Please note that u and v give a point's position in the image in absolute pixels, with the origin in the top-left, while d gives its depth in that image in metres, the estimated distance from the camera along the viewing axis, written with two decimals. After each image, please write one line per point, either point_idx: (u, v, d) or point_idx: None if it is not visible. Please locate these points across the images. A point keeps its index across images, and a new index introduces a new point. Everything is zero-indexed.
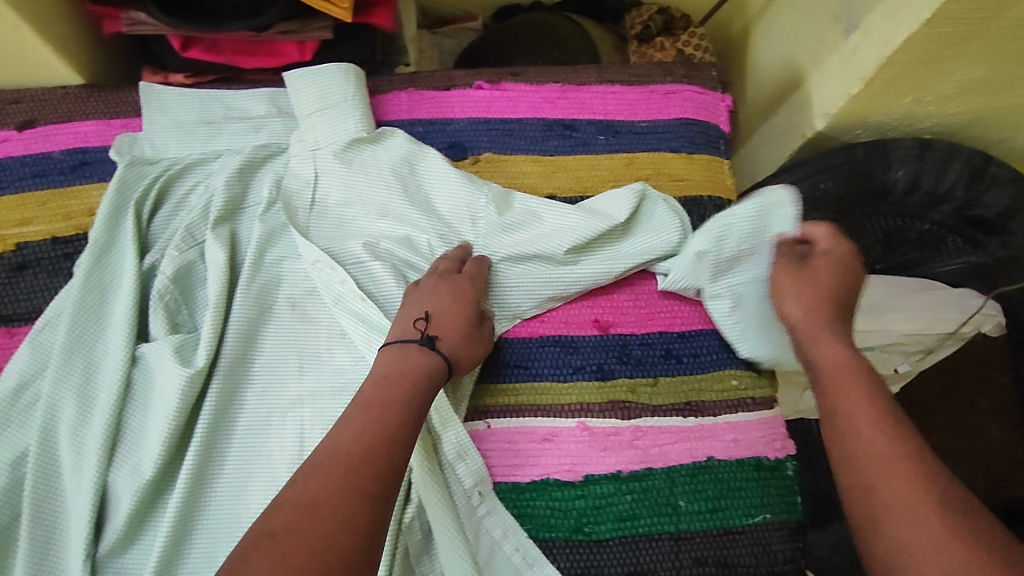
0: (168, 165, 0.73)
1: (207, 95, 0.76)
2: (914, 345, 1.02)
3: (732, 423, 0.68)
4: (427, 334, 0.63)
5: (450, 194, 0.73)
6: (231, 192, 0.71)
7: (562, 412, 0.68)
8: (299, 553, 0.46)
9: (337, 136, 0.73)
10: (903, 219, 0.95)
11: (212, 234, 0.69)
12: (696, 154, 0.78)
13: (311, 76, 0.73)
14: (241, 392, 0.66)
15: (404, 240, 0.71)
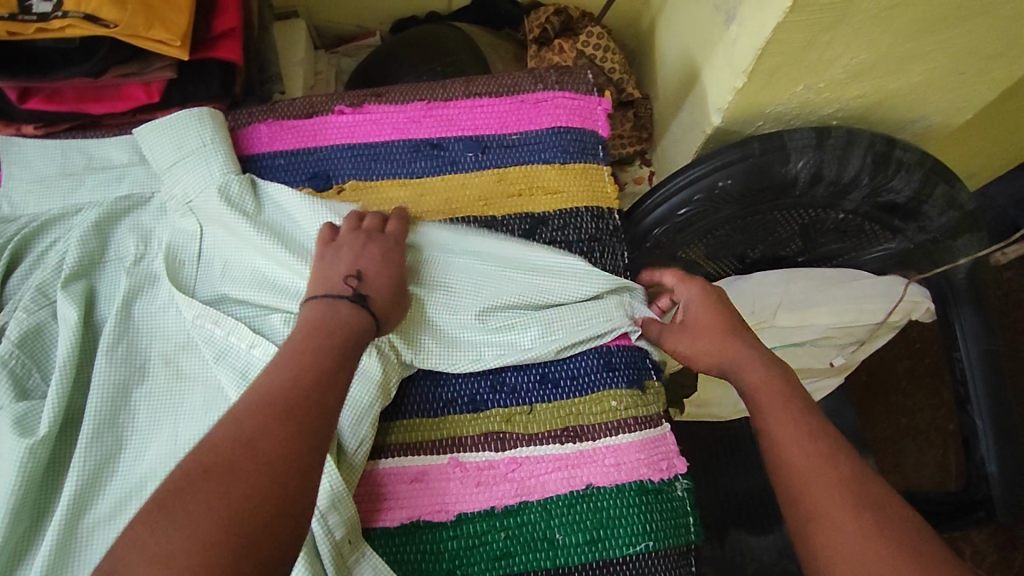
0: (26, 222, 0.69)
1: (70, 146, 0.72)
2: (846, 339, 0.98)
3: (613, 447, 0.65)
4: (360, 291, 0.60)
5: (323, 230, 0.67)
6: (86, 250, 0.67)
7: (433, 449, 0.64)
8: (241, 491, 0.44)
9: (201, 184, 0.69)
10: (815, 211, 0.91)
11: (63, 293, 0.65)
12: (571, 164, 0.75)
13: (165, 126, 0.70)
14: (113, 457, 0.61)
15: (267, 282, 0.66)
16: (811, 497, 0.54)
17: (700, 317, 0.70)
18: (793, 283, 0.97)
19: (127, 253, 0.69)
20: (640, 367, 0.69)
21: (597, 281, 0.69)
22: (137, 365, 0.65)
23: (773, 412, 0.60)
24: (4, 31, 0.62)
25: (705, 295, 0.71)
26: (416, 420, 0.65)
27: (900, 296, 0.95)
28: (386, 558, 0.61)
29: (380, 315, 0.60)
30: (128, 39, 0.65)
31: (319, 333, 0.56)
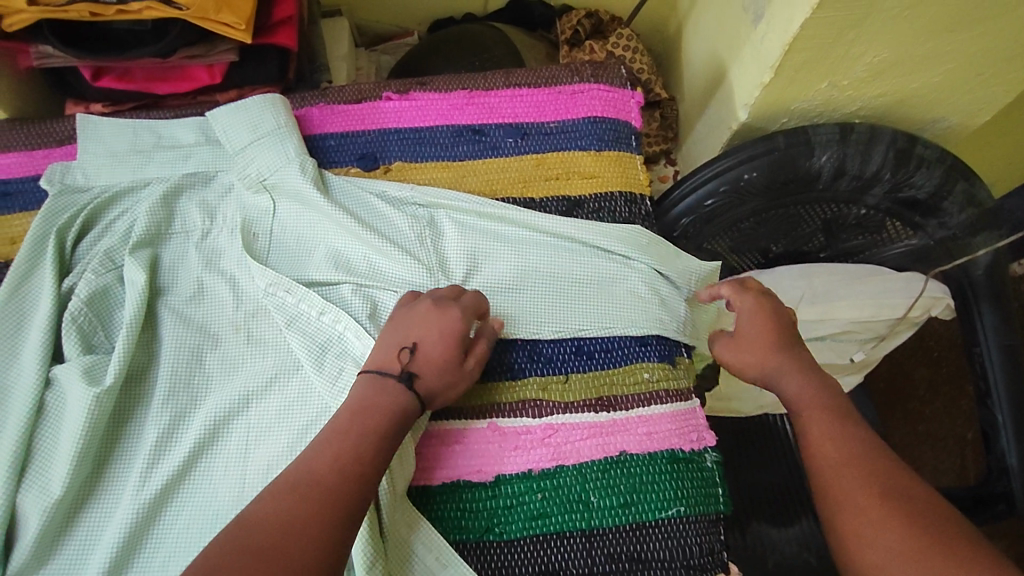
0: (99, 191, 0.72)
1: (141, 125, 0.76)
2: (867, 334, 1.01)
3: (645, 416, 0.67)
4: (407, 368, 0.60)
5: (393, 219, 0.73)
6: (154, 220, 0.71)
7: (473, 414, 0.67)
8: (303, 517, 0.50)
9: (278, 164, 0.74)
10: (837, 206, 0.94)
11: (130, 258, 0.69)
12: (605, 151, 0.79)
13: (236, 111, 0.75)
14: (186, 414, 0.65)
15: (328, 260, 0.71)
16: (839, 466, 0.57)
17: (750, 330, 0.68)
18: (814, 277, 1.00)
19: (191, 227, 0.73)
20: (671, 345, 0.72)
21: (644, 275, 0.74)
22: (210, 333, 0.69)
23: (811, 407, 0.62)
24: (86, 12, 0.67)
25: (759, 310, 0.69)
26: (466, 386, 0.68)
27: (920, 291, 0.97)
28: (431, 515, 0.64)
29: (425, 391, 0.60)
30: (197, 21, 0.69)
31: (366, 411, 0.57)
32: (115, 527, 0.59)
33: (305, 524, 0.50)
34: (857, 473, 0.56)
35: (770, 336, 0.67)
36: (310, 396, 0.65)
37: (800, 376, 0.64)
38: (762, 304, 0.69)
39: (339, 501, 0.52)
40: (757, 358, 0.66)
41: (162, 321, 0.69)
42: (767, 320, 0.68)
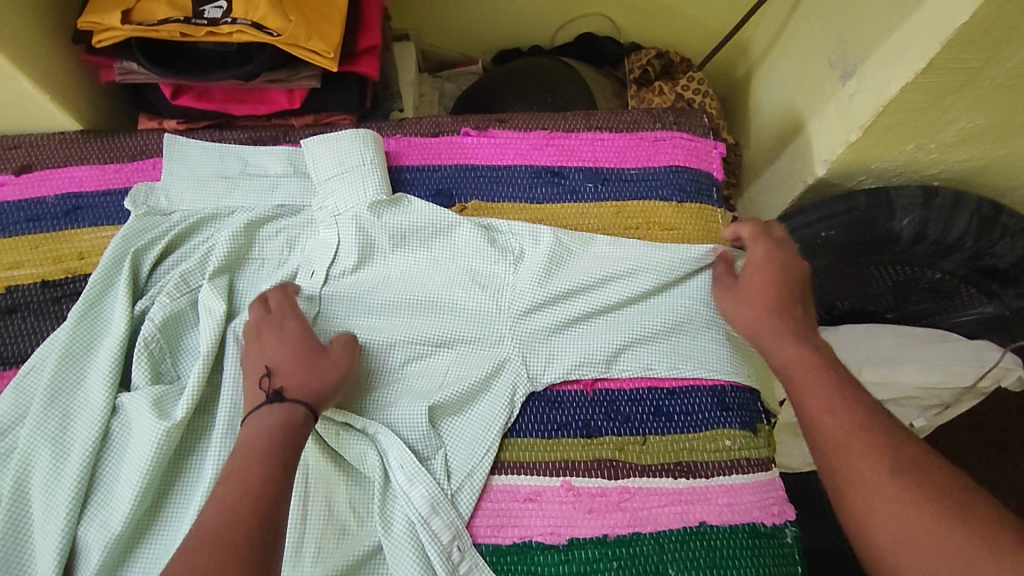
0: (181, 217, 0.72)
1: (227, 150, 0.76)
2: (930, 401, 0.97)
3: (726, 486, 0.64)
4: (273, 388, 0.59)
5: (459, 260, 0.71)
6: (234, 247, 0.70)
7: (547, 470, 0.64)
8: None
9: (358, 199, 0.71)
10: (912, 268, 0.91)
11: (209, 284, 0.67)
12: (688, 202, 0.76)
13: (328, 143, 0.73)
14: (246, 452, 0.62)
15: (387, 300, 0.69)
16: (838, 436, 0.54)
17: (754, 284, 0.66)
18: (881, 339, 0.98)
19: (269, 256, 0.72)
20: (754, 411, 0.69)
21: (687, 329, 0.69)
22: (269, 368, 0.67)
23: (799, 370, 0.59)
24: (176, 33, 0.66)
25: (768, 264, 0.66)
26: (542, 441, 0.65)
27: (994, 362, 0.94)
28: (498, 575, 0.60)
29: (307, 399, 0.58)
30: (285, 46, 0.67)
31: (257, 440, 0.54)
32: None
33: (250, 542, 0.48)
34: (859, 448, 0.52)
35: (777, 291, 0.65)
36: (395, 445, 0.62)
37: (798, 340, 0.62)
38: (763, 256, 0.67)
39: None
40: (762, 321, 0.63)
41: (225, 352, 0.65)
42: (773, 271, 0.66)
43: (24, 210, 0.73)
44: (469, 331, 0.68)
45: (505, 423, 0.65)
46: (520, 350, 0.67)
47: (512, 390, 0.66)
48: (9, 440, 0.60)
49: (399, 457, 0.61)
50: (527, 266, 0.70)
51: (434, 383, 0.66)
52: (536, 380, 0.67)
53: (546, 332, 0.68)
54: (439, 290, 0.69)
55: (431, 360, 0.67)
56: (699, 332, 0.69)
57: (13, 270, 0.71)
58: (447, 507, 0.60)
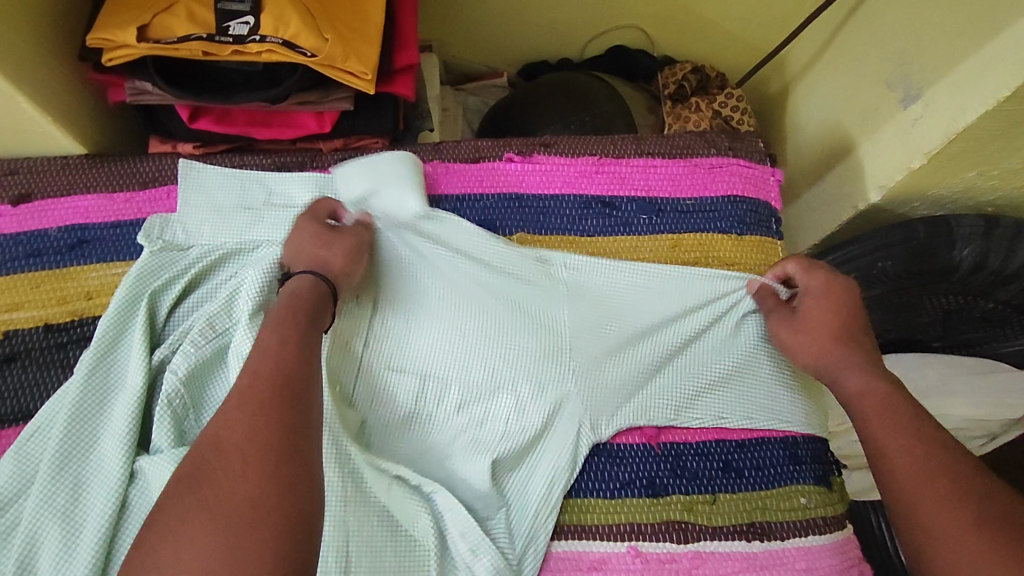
0: (200, 253, 0.65)
1: (247, 177, 0.69)
2: (976, 432, 0.93)
3: (804, 549, 0.60)
4: (290, 272, 0.57)
5: (521, 304, 0.64)
6: (265, 288, 0.62)
7: (612, 534, 0.59)
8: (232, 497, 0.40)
9: (392, 219, 0.65)
10: (965, 297, 0.88)
11: (239, 330, 0.60)
12: (747, 235, 0.72)
13: (364, 159, 0.67)
14: None
15: (438, 341, 0.63)
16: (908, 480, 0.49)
17: (815, 311, 0.62)
18: (926, 368, 0.94)
19: None
20: (825, 462, 0.65)
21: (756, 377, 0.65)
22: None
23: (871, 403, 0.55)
24: (197, 51, 0.60)
25: (828, 290, 0.62)
26: (604, 500, 0.60)
27: None
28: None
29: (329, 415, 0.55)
30: (322, 69, 0.62)
31: (279, 323, 0.50)
32: None
33: (282, 398, 0.45)
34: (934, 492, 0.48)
35: (837, 318, 0.61)
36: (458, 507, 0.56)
37: (863, 368, 0.58)
38: (814, 279, 0.63)
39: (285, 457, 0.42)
40: (826, 353, 0.60)
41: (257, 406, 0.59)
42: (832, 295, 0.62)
43: (22, 244, 0.66)
44: (531, 380, 0.62)
45: (567, 482, 0.60)
46: (583, 401, 0.62)
47: (574, 441, 0.61)
48: (12, 512, 0.53)
49: (460, 524, 0.56)
50: (595, 311, 0.65)
51: (492, 435, 0.61)
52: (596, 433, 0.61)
53: (610, 381, 0.63)
54: (500, 335, 0.63)
55: (487, 406, 0.62)
56: (772, 386, 0.65)
57: (11, 314, 0.63)
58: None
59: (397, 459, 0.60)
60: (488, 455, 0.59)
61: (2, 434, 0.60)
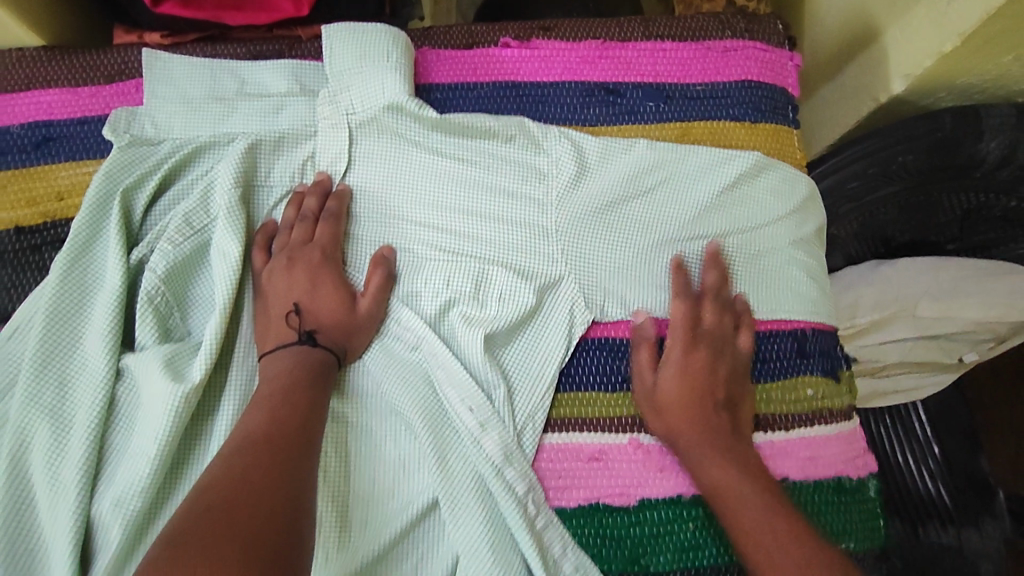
0: (171, 148, 0.61)
1: (221, 68, 0.64)
2: (986, 334, 0.90)
3: (809, 440, 0.58)
4: (304, 329, 0.55)
5: (499, 175, 0.63)
6: (240, 177, 0.59)
7: (613, 427, 0.58)
8: (258, 508, 0.41)
9: (374, 101, 0.62)
10: (986, 196, 0.83)
11: (222, 222, 0.58)
12: (761, 124, 0.68)
13: (352, 32, 0.62)
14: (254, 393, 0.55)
15: (425, 226, 0.61)
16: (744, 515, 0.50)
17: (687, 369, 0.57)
18: (939, 272, 0.90)
19: (283, 186, 0.62)
20: (835, 356, 0.63)
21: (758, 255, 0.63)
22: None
23: (729, 501, 0.52)
24: None
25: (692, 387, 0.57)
26: (605, 393, 0.59)
27: None
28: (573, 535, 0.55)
29: (333, 344, 0.55)
30: None
31: (286, 370, 0.52)
32: None
33: (288, 457, 0.45)
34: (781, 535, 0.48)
35: (702, 381, 0.57)
36: (459, 377, 0.56)
37: (722, 454, 0.54)
38: (691, 357, 0.58)
39: (289, 506, 0.42)
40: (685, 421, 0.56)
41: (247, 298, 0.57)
42: (730, 474, 0.53)
43: None
44: (525, 259, 0.61)
45: (563, 359, 0.59)
46: (583, 272, 0.61)
47: (569, 316, 0.60)
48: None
49: (464, 396, 0.55)
50: (585, 186, 0.63)
51: (487, 309, 0.58)
52: (598, 315, 0.60)
53: (605, 254, 0.62)
54: (482, 213, 0.62)
55: (486, 281, 0.59)
56: (783, 262, 0.63)
57: None
58: (521, 460, 0.54)
59: (388, 344, 0.58)
60: (482, 331, 0.57)
61: None
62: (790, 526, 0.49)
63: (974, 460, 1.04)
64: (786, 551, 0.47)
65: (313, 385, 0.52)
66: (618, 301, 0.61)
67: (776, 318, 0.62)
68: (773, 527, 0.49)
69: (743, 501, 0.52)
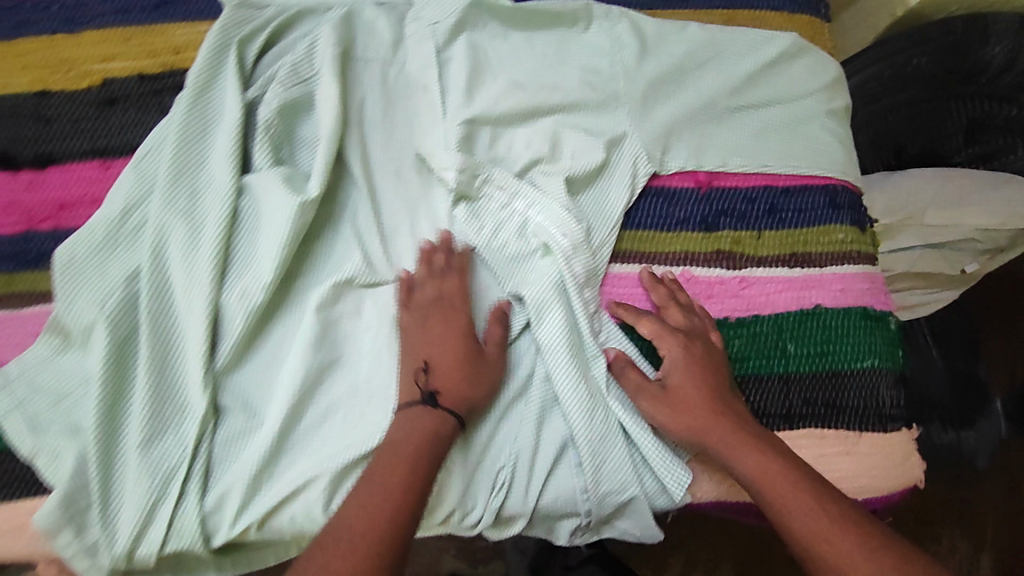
0: (277, 11, 0.68)
1: None
2: (989, 244, 0.96)
3: (838, 275, 0.66)
4: (428, 388, 0.58)
5: (569, 48, 0.70)
6: (342, 37, 0.66)
7: (668, 260, 0.66)
8: (378, 519, 0.52)
9: None
10: (991, 103, 0.94)
11: (326, 70, 0.65)
12: (797, 14, 0.76)
13: None
14: (359, 218, 0.64)
15: (499, 88, 0.67)
16: (830, 545, 0.52)
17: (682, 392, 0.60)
18: (948, 181, 0.97)
19: (377, 51, 0.68)
20: (862, 211, 0.69)
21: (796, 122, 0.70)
22: (388, 167, 0.66)
23: (774, 487, 0.55)
24: None
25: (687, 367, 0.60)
26: (661, 233, 0.66)
27: None
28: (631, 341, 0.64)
29: (454, 406, 0.58)
30: None
31: (396, 450, 0.56)
32: (303, 335, 0.60)
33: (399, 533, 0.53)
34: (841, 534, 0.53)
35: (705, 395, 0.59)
36: (546, 211, 0.64)
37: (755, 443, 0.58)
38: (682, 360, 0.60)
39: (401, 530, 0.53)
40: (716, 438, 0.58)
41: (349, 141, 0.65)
42: (765, 460, 0.57)
43: (109, 2, 0.69)
44: (592, 119, 0.68)
45: (626, 204, 0.66)
46: (646, 131, 0.67)
47: (634, 168, 0.67)
48: (138, 215, 0.59)
49: (559, 224, 0.63)
50: (643, 57, 0.70)
51: (562, 157, 0.66)
52: (659, 167, 0.67)
53: (666, 119, 0.68)
54: (551, 80, 0.68)
55: (559, 136, 0.67)
56: (817, 128, 0.70)
57: (106, 63, 0.67)
58: (595, 279, 0.64)
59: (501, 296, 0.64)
60: (565, 174, 0.65)
61: (113, 163, 0.65)
62: (850, 525, 0.53)
63: (972, 367, 1.15)
64: (846, 537, 0.53)
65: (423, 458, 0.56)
66: (673, 157, 0.68)
67: (810, 175, 0.69)
68: (837, 530, 0.53)
69: (783, 489, 0.55)
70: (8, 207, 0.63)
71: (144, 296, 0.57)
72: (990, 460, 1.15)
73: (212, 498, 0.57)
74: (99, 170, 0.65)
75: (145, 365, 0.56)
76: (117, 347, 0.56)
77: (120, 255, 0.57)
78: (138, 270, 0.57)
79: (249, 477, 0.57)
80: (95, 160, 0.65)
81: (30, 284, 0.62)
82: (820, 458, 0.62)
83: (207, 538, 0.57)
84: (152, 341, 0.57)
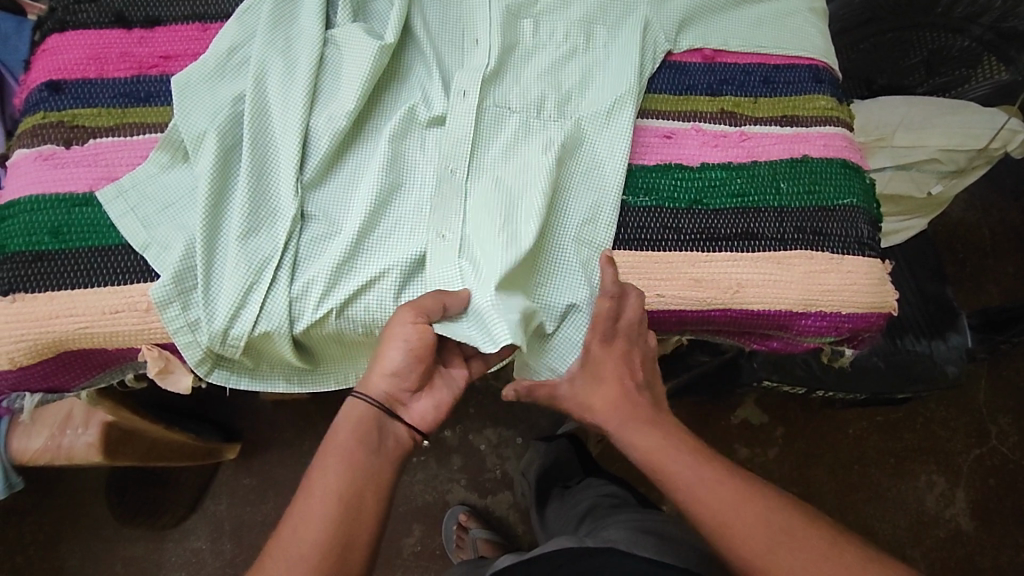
0: None
1: None
2: (948, 166, 1.10)
3: (823, 133, 0.79)
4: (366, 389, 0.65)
5: None
6: None
7: (680, 117, 0.79)
8: (333, 517, 0.59)
9: None
10: (944, 35, 1.09)
11: None
12: None
13: None
14: (423, 78, 0.75)
15: None
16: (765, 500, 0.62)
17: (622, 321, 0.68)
18: (913, 108, 1.11)
19: None
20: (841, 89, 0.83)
21: (783, 13, 0.83)
22: (443, 41, 0.78)
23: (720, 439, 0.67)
24: None
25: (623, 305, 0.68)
26: (674, 96, 0.79)
27: (1003, 125, 1.08)
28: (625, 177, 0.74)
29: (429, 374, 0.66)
30: None
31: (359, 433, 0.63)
32: (378, 162, 0.70)
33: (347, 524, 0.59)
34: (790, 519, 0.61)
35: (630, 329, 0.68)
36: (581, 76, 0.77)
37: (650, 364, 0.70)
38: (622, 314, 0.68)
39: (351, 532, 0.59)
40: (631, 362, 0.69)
41: (413, 17, 0.76)
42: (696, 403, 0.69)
43: None
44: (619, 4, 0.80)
45: (649, 73, 0.79)
46: (659, 15, 0.80)
47: (653, 45, 0.79)
48: (243, 53, 0.71)
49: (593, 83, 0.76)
50: None
51: (593, 35, 0.79)
52: (673, 45, 0.80)
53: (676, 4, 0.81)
54: None
55: (590, 17, 0.79)
56: (801, 20, 0.84)
57: None
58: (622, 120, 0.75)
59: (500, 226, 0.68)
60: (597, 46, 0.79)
61: (210, 25, 0.76)
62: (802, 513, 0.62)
63: (940, 288, 1.25)
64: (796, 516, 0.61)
65: (367, 440, 0.63)
66: (682, 40, 0.81)
67: (797, 56, 0.82)
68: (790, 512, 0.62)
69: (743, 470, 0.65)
70: (122, 57, 0.74)
71: (247, 113, 0.68)
72: (958, 368, 1.20)
73: (298, 285, 0.66)
74: (199, 31, 0.76)
75: (248, 167, 0.67)
76: (227, 152, 0.68)
77: (229, 83, 0.70)
78: (242, 95, 0.69)
79: (331, 270, 0.67)
80: (195, 23, 0.76)
81: (139, 117, 0.72)
82: (811, 276, 0.73)
83: (292, 323, 0.67)
84: (253, 151, 0.68)
